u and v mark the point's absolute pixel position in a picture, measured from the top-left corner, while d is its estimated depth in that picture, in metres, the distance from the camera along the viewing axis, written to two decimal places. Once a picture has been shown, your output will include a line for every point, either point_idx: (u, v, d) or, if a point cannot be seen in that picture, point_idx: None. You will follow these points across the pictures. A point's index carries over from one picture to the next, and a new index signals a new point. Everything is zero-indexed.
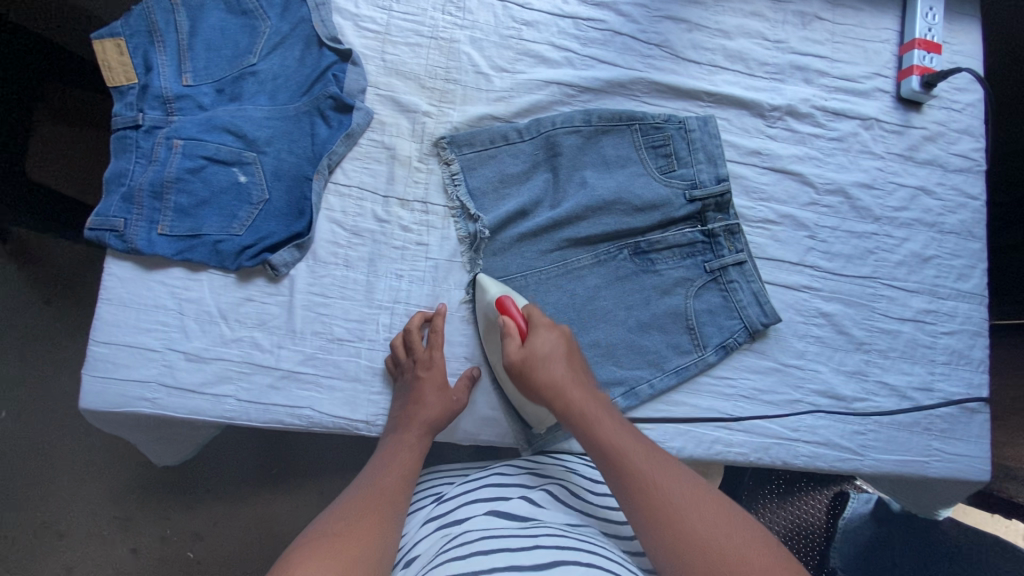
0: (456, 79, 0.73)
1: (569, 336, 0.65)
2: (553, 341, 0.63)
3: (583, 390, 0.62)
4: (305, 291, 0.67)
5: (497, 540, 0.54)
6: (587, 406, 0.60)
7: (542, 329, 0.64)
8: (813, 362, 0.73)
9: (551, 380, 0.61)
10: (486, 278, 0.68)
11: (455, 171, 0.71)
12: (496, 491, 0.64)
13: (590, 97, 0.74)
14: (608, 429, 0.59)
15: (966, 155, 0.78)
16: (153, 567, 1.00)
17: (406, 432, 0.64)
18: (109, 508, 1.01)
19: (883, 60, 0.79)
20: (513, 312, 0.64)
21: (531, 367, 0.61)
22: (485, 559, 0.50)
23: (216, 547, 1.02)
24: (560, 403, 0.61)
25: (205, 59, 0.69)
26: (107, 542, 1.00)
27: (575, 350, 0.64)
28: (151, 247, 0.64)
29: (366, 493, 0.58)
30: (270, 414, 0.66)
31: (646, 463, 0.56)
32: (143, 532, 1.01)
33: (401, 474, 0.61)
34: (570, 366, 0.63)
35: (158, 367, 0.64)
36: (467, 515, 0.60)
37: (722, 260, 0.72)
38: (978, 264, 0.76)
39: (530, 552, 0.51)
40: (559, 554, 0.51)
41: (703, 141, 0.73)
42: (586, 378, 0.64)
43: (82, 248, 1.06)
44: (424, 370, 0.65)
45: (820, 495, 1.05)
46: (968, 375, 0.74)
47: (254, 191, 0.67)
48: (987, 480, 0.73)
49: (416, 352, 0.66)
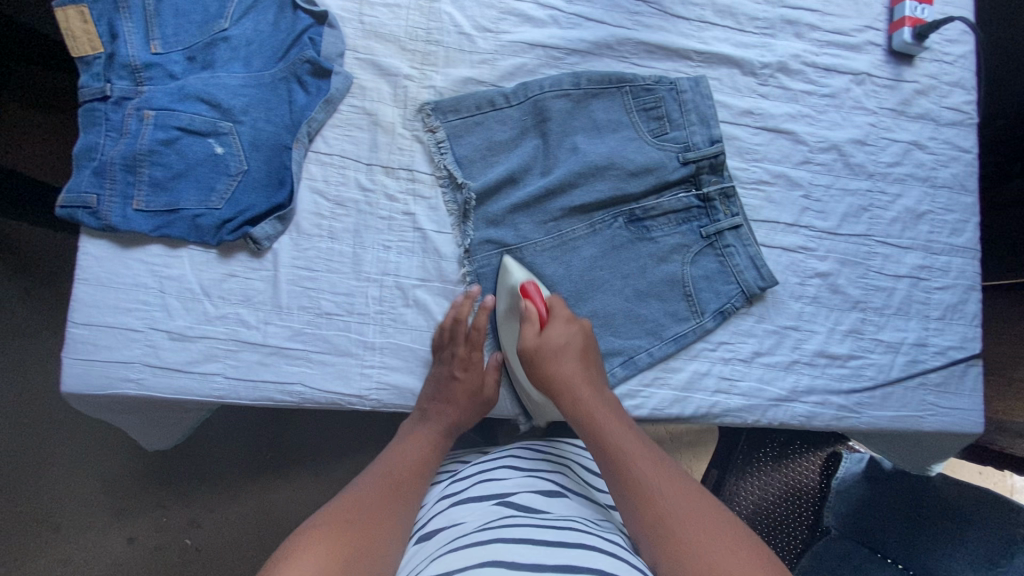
0: (437, 40, 0.70)
1: (590, 332, 0.65)
2: (569, 334, 0.63)
3: (594, 390, 0.62)
4: (289, 265, 0.65)
5: (522, 531, 0.52)
6: (597, 407, 0.61)
7: (561, 321, 0.64)
8: (809, 322, 0.72)
9: (563, 377, 0.62)
10: (511, 260, 0.67)
11: (441, 138, 0.68)
12: (518, 478, 0.62)
13: (577, 58, 0.72)
14: (618, 433, 0.59)
15: (958, 109, 0.77)
16: (149, 556, 0.99)
17: (427, 425, 0.65)
18: (105, 499, 1.00)
19: (874, 13, 0.77)
20: (536, 298, 0.64)
21: (543, 360, 0.62)
22: (512, 549, 0.48)
23: (215, 535, 1.01)
24: (569, 403, 0.61)
25: (174, 25, 0.66)
26: (103, 534, 0.99)
27: (593, 349, 0.64)
28: (126, 223, 0.62)
29: (384, 480, 0.59)
30: (259, 391, 0.64)
31: (655, 477, 0.55)
32: (140, 522, 1.00)
33: (421, 462, 0.63)
34: (585, 365, 0.63)
35: (141, 347, 0.62)
36: (487, 500, 0.59)
37: (718, 225, 0.70)
38: (970, 219, 0.76)
39: (558, 548, 0.49)
40: (569, 557, 0.48)
41: (695, 101, 0.71)
42: (602, 382, 0.64)
43: (54, 237, 1.02)
44: (461, 370, 0.65)
45: (813, 458, 1.08)
46: (962, 329, 0.74)
47: (231, 162, 0.64)
48: (980, 432, 0.74)
49: (460, 343, 0.65)
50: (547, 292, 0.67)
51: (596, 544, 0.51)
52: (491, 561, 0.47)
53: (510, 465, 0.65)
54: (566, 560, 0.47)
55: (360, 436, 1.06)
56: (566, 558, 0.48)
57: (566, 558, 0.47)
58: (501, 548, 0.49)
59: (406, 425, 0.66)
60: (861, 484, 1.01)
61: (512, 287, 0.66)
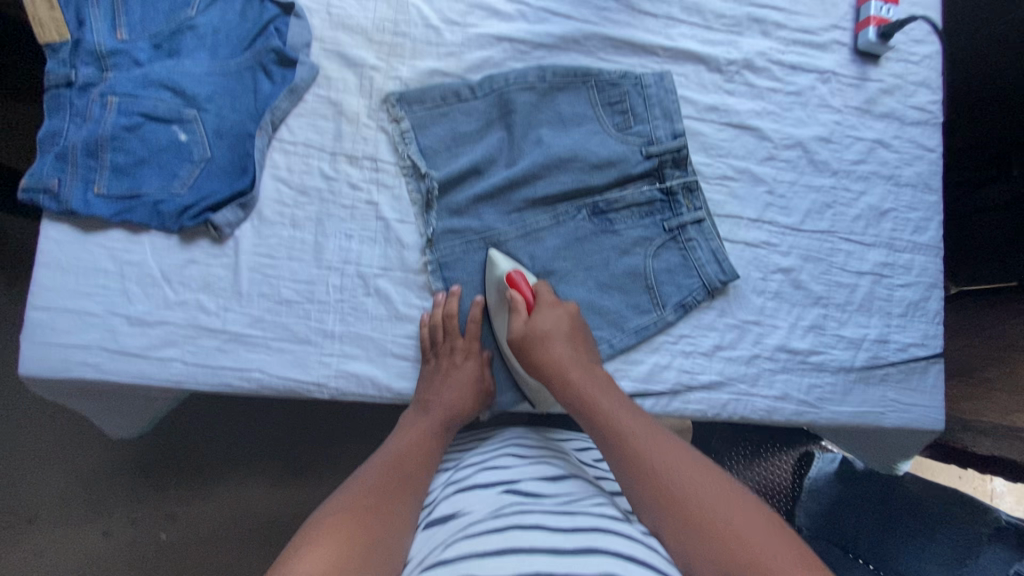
0: (405, 32, 0.70)
1: (575, 313, 0.67)
2: (555, 317, 0.65)
3: (582, 369, 0.63)
4: (250, 251, 0.65)
5: (534, 517, 0.52)
6: (586, 386, 0.62)
7: (546, 307, 0.66)
8: (771, 317, 0.72)
9: (552, 360, 0.63)
10: (497, 252, 0.68)
11: (405, 129, 0.69)
12: (522, 465, 0.63)
13: (543, 53, 0.72)
14: (608, 409, 0.60)
15: (923, 108, 0.77)
16: (123, 550, 0.99)
17: (426, 413, 0.64)
18: (79, 491, 0.99)
19: (841, 13, 0.77)
20: (522, 286, 0.65)
21: (532, 344, 0.64)
22: (529, 535, 0.49)
23: (190, 528, 1.01)
24: (559, 386, 0.63)
25: (141, 12, 0.66)
26: (77, 526, 0.99)
27: (579, 329, 0.66)
28: (87, 208, 0.62)
29: (387, 467, 0.59)
30: (218, 377, 0.64)
31: (649, 447, 0.57)
32: (114, 515, 1.00)
33: (421, 456, 0.62)
34: (572, 345, 0.64)
35: (100, 331, 0.62)
36: (494, 488, 0.59)
37: (680, 219, 0.71)
38: (934, 217, 0.76)
39: (572, 531, 0.50)
40: (580, 544, 0.48)
41: (658, 96, 0.71)
42: (590, 357, 0.65)
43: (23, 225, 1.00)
44: (461, 359, 0.67)
45: (786, 457, 1.12)
46: (923, 326, 0.75)
47: (195, 149, 0.64)
48: (941, 429, 0.74)
49: (455, 339, 0.67)
50: (531, 275, 0.69)
51: (607, 526, 0.51)
52: (509, 549, 0.47)
53: (512, 453, 0.65)
54: (583, 546, 0.48)
55: (334, 429, 1.06)
56: (580, 540, 0.49)
57: (581, 541, 0.48)
58: (517, 534, 0.49)
59: (405, 416, 0.65)
60: (832, 485, 1.04)
61: (499, 278, 0.67)
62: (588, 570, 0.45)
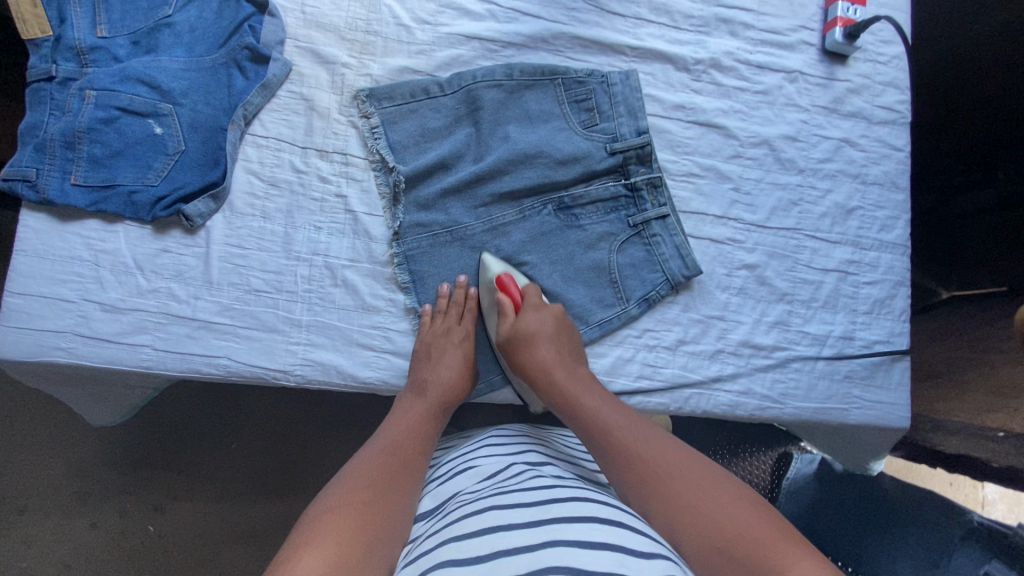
0: (377, 31, 0.72)
1: (562, 315, 0.68)
2: (542, 318, 0.67)
3: (568, 369, 0.65)
4: (221, 242, 0.67)
5: (512, 496, 0.53)
6: (571, 386, 0.64)
7: (534, 309, 0.68)
8: (735, 312, 0.73)
9: (539, 361, 0.65)
10: (488, 255, 0.70)
11: (374, 124, 0.70)
12: (501, 451, 0.65)
13: (512, 52, 0.74)
14: (591, 406, 0.62)
15: (891, 108, 0.78)
16: (111, 540, 1.00)
17: (422, 398, 0.65)
18: (70, 481, 1.01)
19: (809, 14, 0.78)
20: (512, 290, 0.68)
21: (520, 344, 0.67)
22: (506, 513, 0.50)
23: (176, 520, 1.02)
24: (545, 386, 0.65)
25: (121, 10, 0.69)
26: (66, 516, 1.00)
27: (567, 329, 0.68)
28: (63, 197, 0.64)
29: (387, 451, 0.59)
30: (187, 363, 0.65)
31: (634, 440, 0.58)
32: (104, 506, 1.01)
33: (417, 443, 0.62)
34: (559, 346, 0.66)
35: (74, 317, 0.64)
36: (472, 474, 0.61)
37: (644, 215, 0.72)
38: (901, 216, 0.77)
39: (550, 504, 0.51)
40: (556, 510, 0.50)
41: (624, 94, 0.73)
42: (577, 358, 0.67)
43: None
44: (458, 340, 0.69)
45: (765, 457, 1.11)
46: (889, 324, 0.75)
47: (170, 142, 0.67)
48: (907, 427, 0.75)
49: (448, 323, 0.69)
50: (523, 279, 0.71)
51: (581, 496, 0.54)
52: (488, 528, 0.48)
53: (490, 441, 0.67)
54: (559, 512, 0.50)
55: (315, 422, 1.07)
56: (560, 511, 0.50)
57: (561, 513, 0.50)
58: (495, 514, 0.50)
59: (404, 399, 0.66)
60: (813, 486, 1.04)
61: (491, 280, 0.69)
62: (567, 536, 0.46)
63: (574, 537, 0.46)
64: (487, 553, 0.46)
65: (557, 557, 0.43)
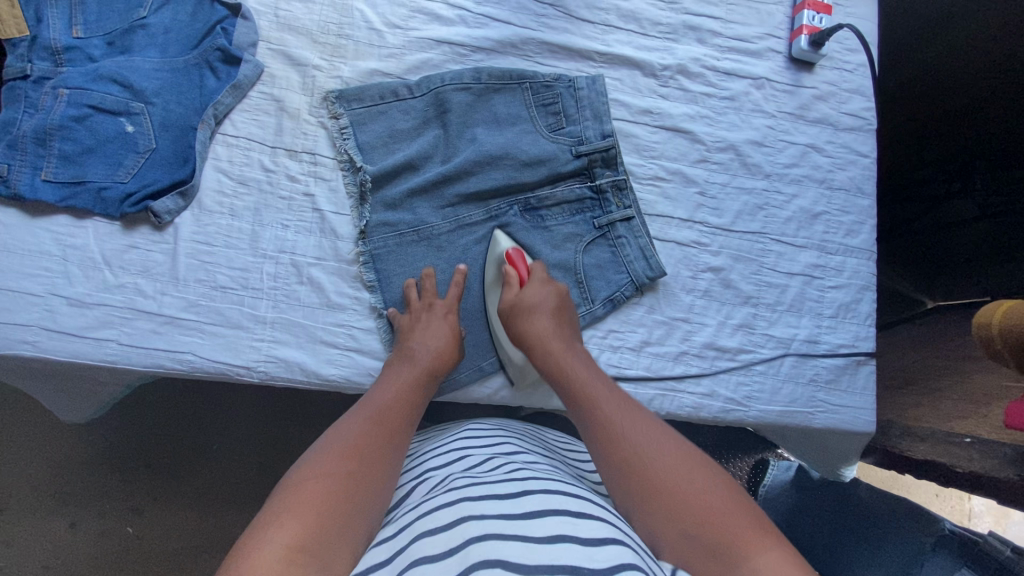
0: (349, 34, 0.74)
1: (564, 293, 0.69)
2: (544, 294, 0.67)
3: (564, 344, 0.66)
4: (189, 239, 0.68)
5: (485, 488, 0.52)
6: (566, 359, 0.64)
7: (538, 282, 0.69)
8: (699, 314, 0.73)
9: (535, 332, 0.65)
10: (502, 232, 0.72)
11: (344, 125, 0.71)
12: (475, 445, 0.64)
13: (482, 56, 0.75)
14: (583, 379, 0.62)
15: (857, 115, 0.79)
16: (89, 541, 1.00)
17: (410, 365, 0.64)
18: (48, 482, 1.00)
19: (776, 22, 0.80)
20: (519, 264, 0.70)
21: (518, 315, 0.67)
22: (477, 505, 0.49)
23: (155, 521, 1.02)
24: (539, 358, 0.65)
25: (96, 12, 0.70)
26: (44, 517, 1.00)
27: (565, 308, 0.68)
28: (33, 193, 0.65)
29: (371, 416, 0.58)
30: (152, 358, 0.66)
31: (620, 415, 0.58)
32: (83, 506, 1.01)
33: (404, 409, 0.60)
34: (557, 322, 0.67)
35: (40, 311, 0.64)
36: (447, 466, 0.60)
37: (610, 216, 0.73)
38: (867, 221, 0.77)
39: (522, 496, 0.50)
40: (530, 505, 0.49)
41: (590, 98, 0.74)
42: (574, 336, 0.68)
43: None
44: (443, 313, 0.68)
45: (741, 465, 1.12)
46: (854, 328, 0.75)
47: (141, 139, 0.68)
48: (873, 431, 0.75)
49: (431, 298, 0.69)
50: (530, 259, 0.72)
51: (555, 489, 0.53)
52: (458, 520, 0.48)
53: (465, 435, 0.67)
54: (531, 506, 0.49)
55: (291, 423, 1.07)
56: (534, 503, 0.49)
57: (533, 505, 0.49)
58: (466, 506, 0.50)
59: (392, 367, 0.65)
60: (789, 493, 1.03)
61: (499, 256, 0.71)
62: (539, 534, 0.45)
63: (546, 533, 0.45)
64: (456, 543, 0.45)
65: (526, 554, 0.42)
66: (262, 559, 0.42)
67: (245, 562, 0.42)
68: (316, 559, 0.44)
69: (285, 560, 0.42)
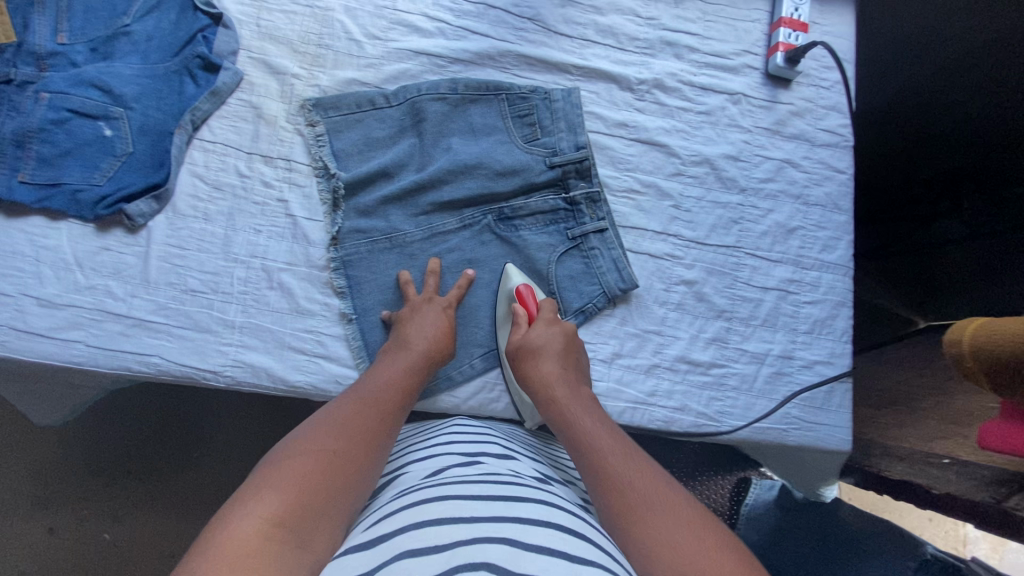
0: (328, 44, 0.75)
1: (571, 334, 0.68)
2: (549, 334, 0.67)
3: (571, 389, 0.63)
4: (161, 242, 0.68)
5: (475, 488, 0.50)
6: (570, 404, 0.62)
7: (547, 322, 0.68)
8: (672, 327, 0.73)
9: (541, 374, 0.64)
10: (512, 267, 0.72)
11: (320, 133, 0.72)
12: (462, 441, 0.62)
13: (460, 67, 0.76)
14: (585, 422, 0.59)
15: (834, 131, 0.79)
16: (64, 548, 0.99)
17: (401, 355, 0.64)
18: (27, 486, 1.00)
19: (753, 39, 0.81)
20: (528, 301, 0.69)
21: (526, 356, 0.65)
22: (469, 506, 0.47)
23: (132, 529, 1.01)
24: (543, 401, 0.63)
25: (82, 19, 0.72)
26: (22, 522, 0.99)
27: (574, 348, 0.67)
28: (9, 193, 0.65)
29: (360, 401, 0.57)
30: (118, 360, 0.66)
31: (625, 463, 0.54)
32: (60, 512, 1.00)
33: (397, 397, 0.59)
34: (564, 365, 0.65)
35: (9, 311, 0.64)
36: (434, 459, 0.58)
37: (583, 227, 0.73)
38: (843, 236, 0.77)
39: (513, 502, 0.48)
40: (521, 512, 0.47)
41: (565, 111, 0.75)
42: (581, 379, 0.65)
43: None
44: (439, 305, 0.68)
45: (723, 482, 1.10)
46: (830, 344, 0.75)
47: (118, 143, 0.69)
48: (849, 450, 0.73)
49: (427, 292, 0.69)
50: (541, 292, 0.72)
51: (546, 501, 0.50)
52: (449, 518, 0.45)
53: (448, 431, 0.65)
54: (521, 514, 0.47)
55: (271, 431, 1.06)
56: (523, 511, 0.47)
57: (522, 513, 0.47)
58: (457, 504, 0.47)
59: (385, 357, 0.64)
60: (773, 513, 1.01)
61: (509, 291, 0.71)
62: (528, 542, 0.43)
63: (533, 542, 0.43)
64: (445, 543, 0.42)
65: (514, 562, 0.40)
66: (239, 533, 0.41)
67: (222, 533, 0.41)
68: (294, 536, 0.43)
69: (263, 535, 0.41)
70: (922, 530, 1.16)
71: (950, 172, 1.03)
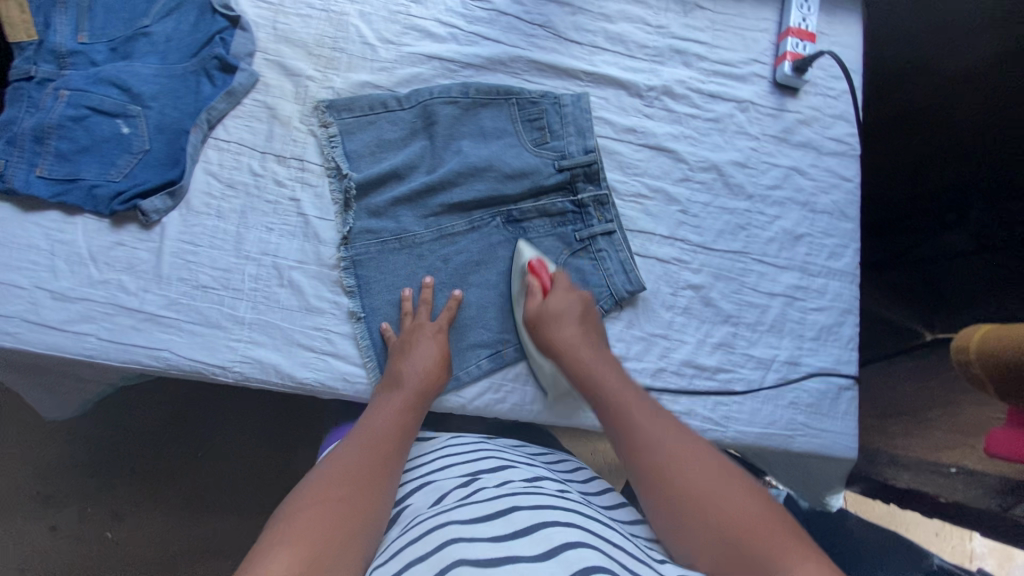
0: (342, 47, 0.76)
1: (589, 300, 0.70)
2: (569, 302, 0.69)
3: (593, 351, 0.66)
4: (174, 238, 0.69)
5: (470, 509, 0.50)
6: (592, 368, 0.64)
7: (563, 291, 0.70)
8: (678, 331, 0.73)
9: (563, 340, 0.66)
10: (524, 243, 0.73)
11: (333, 134, 0.73)
12: (457, 455, 0.62)
13: (471, 72, 0.77)
14: (604, 383, 0.63)
15: (841, 139, 0.80)
16: (67, 546, 0.99)
17: (400, 388, 0.64)
18: (31, 483, 1.00)
19: (761, 48, 0.82)
20: (541, 274, 0.70)
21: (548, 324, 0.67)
22: (466, 527, 0.47)
23: (135, 527, 1.01)
24: (567, 365, 0.66)
25: (102, 19, 0.73)
26: (25, 519, 0.99)
27: (592, 315, 0.70)
28: (27, 187, 0.66)
29: (363, 442, 0.57)
30: (130, 354, 0.66)
31: (646, 422, 0.57)
32: (63, 509, 1.00)
33: (398, 434, 0.60)
34: (585, 329, 0.68)
35: (23, 303, 0.65)
36: (432, 484, 0.58)
37: (591, 230, 0.74)
38: (850, 244, 0.78)
39: (508, 513, 0.48)
40: (518, 521, 0.47)
41: (574, 116, 0.76)
42: (598, 339, 0.68)
43: None
44: (432, 333, 0.68)
45: None
46: (836, 351, 0.75)
47: (135, 141, 0.70)
48: (855, 458, 0.73)
49: (420, 320, 0.69)
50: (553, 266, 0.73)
51: (542, 503, 0.50)
52: (450, 541, 0.45)
53: (448, 444, 0.65)
54: (518, 523, 0.47)
55: (275, 431, 1.06)
56: (519, 520, 0.47)
57: (520, 523, 0.47)
58: (454, 527, 0.47)
59: (384, 392, 0.64)
60: None
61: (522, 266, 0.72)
62: (529, 552, 0.43)
63: (532, 551, 0.43)
64: (446, 565, 0.42)
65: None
66: None
67: None
68: None
69: None
70: (929, 544, 1.14)
71: (952, 187, 1.01)
